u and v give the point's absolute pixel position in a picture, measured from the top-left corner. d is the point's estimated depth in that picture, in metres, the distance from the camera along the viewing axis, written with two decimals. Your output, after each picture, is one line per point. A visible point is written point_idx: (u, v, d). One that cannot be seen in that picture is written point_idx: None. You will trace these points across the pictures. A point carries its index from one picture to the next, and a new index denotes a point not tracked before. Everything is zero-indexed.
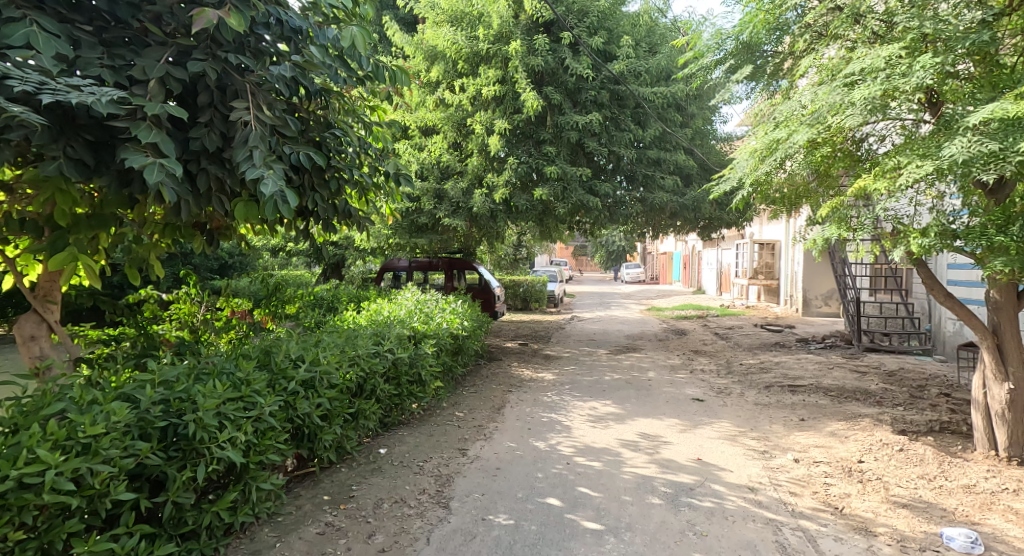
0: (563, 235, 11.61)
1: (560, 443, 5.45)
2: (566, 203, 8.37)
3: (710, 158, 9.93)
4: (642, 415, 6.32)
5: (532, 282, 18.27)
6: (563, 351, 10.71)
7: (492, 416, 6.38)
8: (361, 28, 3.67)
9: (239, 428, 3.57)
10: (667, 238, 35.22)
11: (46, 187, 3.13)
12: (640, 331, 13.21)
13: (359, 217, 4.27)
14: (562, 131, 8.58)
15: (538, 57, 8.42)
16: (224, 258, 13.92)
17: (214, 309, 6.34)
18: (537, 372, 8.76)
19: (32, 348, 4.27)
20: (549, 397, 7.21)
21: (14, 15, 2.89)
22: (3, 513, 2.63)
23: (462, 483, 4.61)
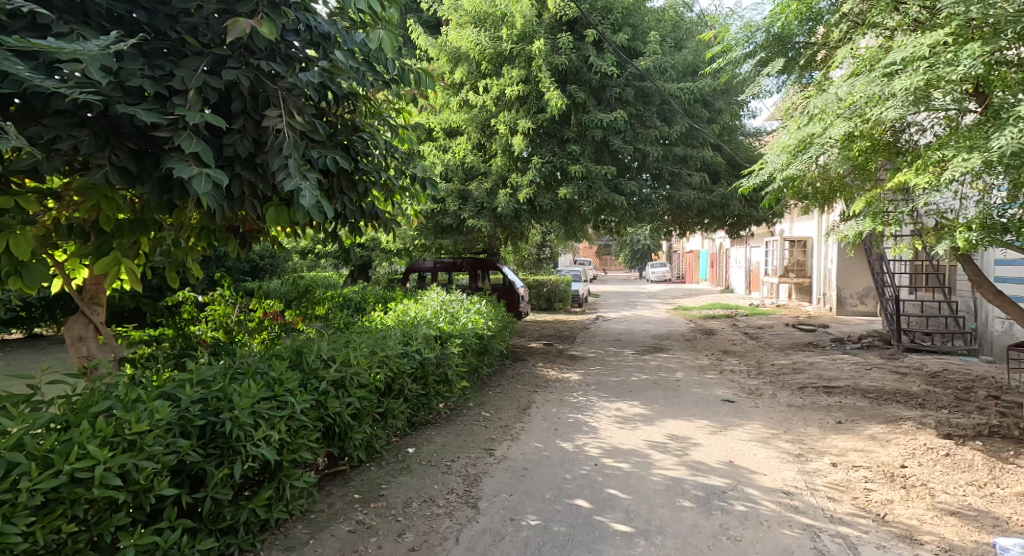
0: (588, 235, 11.53)
1: (587, 444, 5.39)
2: (591, 202, 8.30)
3: (739, 154, 9.77)
4: (671, 416, 6.22)
5: (556, 282, 18.18)
6: (589, 351, 10.65)
7: (518, 416, 6.35)
8: (389, 31, 3.65)
9: (273, 427, 3.59)
10: (694, 237, 34.85)
11: (92, 194, 3.21)
12: (667, 331, 13.08)
13: (386, 219, 4.28)
14: (586, 130, 8.50)
15: (562, 55, 8.35)
16: (255, 260, 14.20)
17: (248, 310, 6.46)
18: (563, 372, 8.69)
19: (80, 348, 4.40)
20: (575, 397, 7.16)
21: (62, 30, 2.94)
22: (56, 506, 2.65)
23: (490, 483, 4.59)
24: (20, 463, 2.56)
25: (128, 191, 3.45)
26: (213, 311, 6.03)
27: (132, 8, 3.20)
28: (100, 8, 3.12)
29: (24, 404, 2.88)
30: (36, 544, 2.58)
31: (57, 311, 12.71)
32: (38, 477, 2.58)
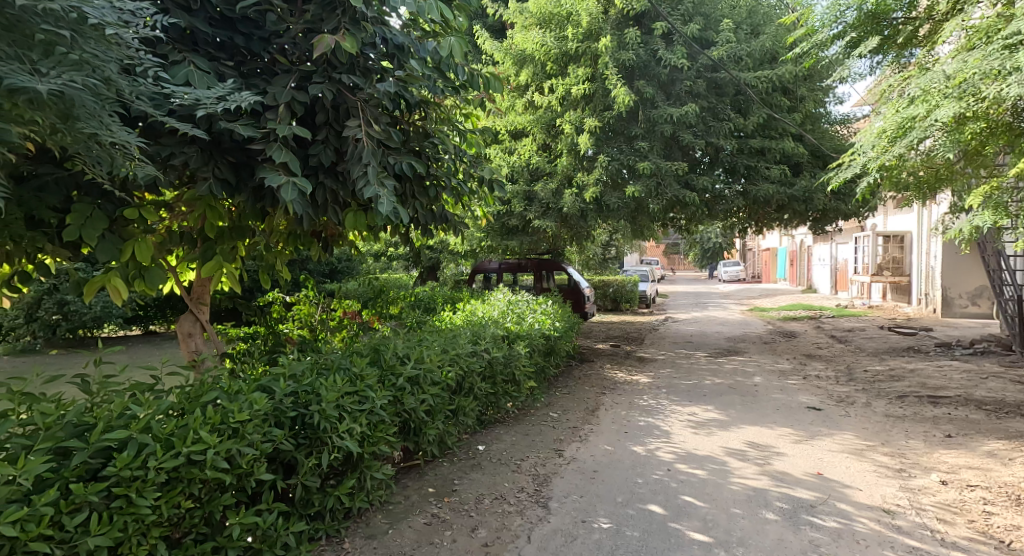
0: (658, 235, 11.21)
1: (659, 448, 5.16)
2: (660, 200, 8.03)
3: (824, 143, 9.15)
4: (749, 423, 5.88)
5: (623, 282, 17.82)
6: (659, 352, 10.34)
7: (587, 418, 6.18)
8: (460, 38, 3.56)
9: (355, 420, 3.61)
10: (773, 234, 33.48)
11: (199, 206, 3.42)
12: (744, 332, 12.55)
13: (455, 221, 4.25)
14: (654, 125, 8.20)
15: (630, 51, 8.12)
16: (331, 263, 14.71)
17: (330, 310, 6.64)
18: (632, 374, 8.44)
19: (190, 344, 4.80)
20: (646, 400, 6.91)
21: (175, 58, 3.11)
22: (175, 484, 2.73)
23: (561, 483, 4.45)
24: (148, 444, 2.65)
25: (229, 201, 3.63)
26: (297, 311, 6.21)
27: (231, 33, 3.35)
28: (206, 36, 3.28)
29: (147, 392, 3.04)
30: (159, 518, 2.69)
31: (168, 311, 13.78)
32: (163, 457, 2.66)
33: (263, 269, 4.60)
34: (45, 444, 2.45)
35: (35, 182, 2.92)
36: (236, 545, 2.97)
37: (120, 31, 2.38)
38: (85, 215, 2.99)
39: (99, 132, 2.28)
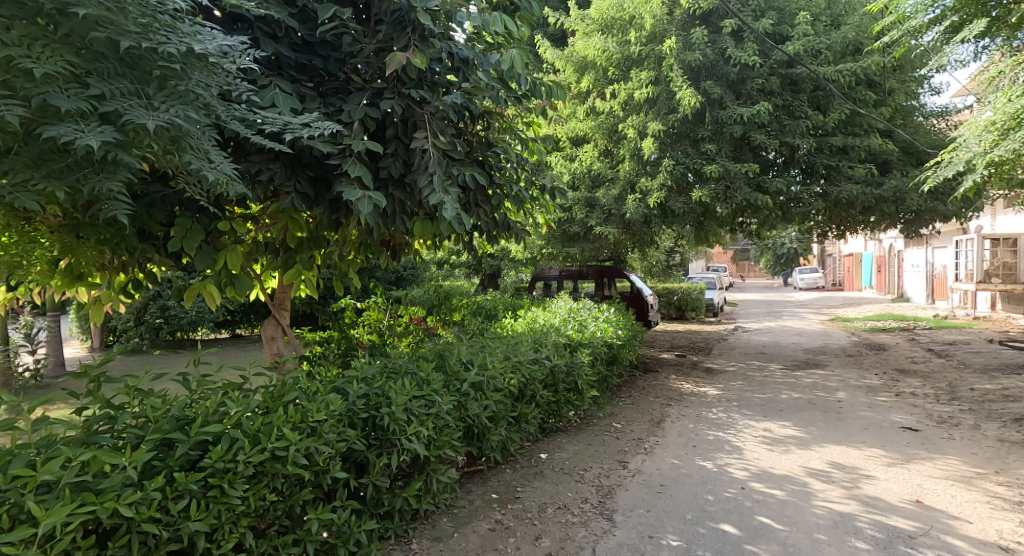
0: (726, 241, 10.96)
1: (730, 465, 5.07)
2: (728, 204, 7.87)
3: (918, 139, 8.75)
4: (832, 442, 5.69)
5: (688, 289, 17.47)
6: (728, 363, 10.11)
7: (652, 429, 6.14)
8: (522, 50, 3.61)
9: (423, 423, 3.74)
10: (858, 240, 31.97)
11: (280, 218, 3.63)
12: (824, 345, 12.07)
13: (519, 229, 4.33)
14: (723, 127, 8.04)
15: (696, 51, 8.03)
16: (398, 271, 15.23)
17: (396, 316, 6.90)
18: (700, 386, 8.30)
19: (273, 346, 5.12)
20: (714, 413, 6.79)
21: (262, 82, 3.31)
22: (260, 478, 2.92)
23: (625, 496, 4.45)
24: (238, 438, 2.85)
25: (307, 213, 3.84)
26: (367, 316, 6.47)
27: (311, 56, 3.59)
28: (290, 61, 3.52)
29: (237, 390, 3.28)
30: (248, 508, 2.86)
31: (252, 316, 14.57)
32: (250, 452, 2.85)
33: (337, 277, 4.83)
34: (153, 435, 2.67)
35: (144, 198, 3.21)
36: (314, 538, 3.14)
37: (219, 62, 2.55)
38: (185, 228, 3.26)
39: (203, 158, 2.46)
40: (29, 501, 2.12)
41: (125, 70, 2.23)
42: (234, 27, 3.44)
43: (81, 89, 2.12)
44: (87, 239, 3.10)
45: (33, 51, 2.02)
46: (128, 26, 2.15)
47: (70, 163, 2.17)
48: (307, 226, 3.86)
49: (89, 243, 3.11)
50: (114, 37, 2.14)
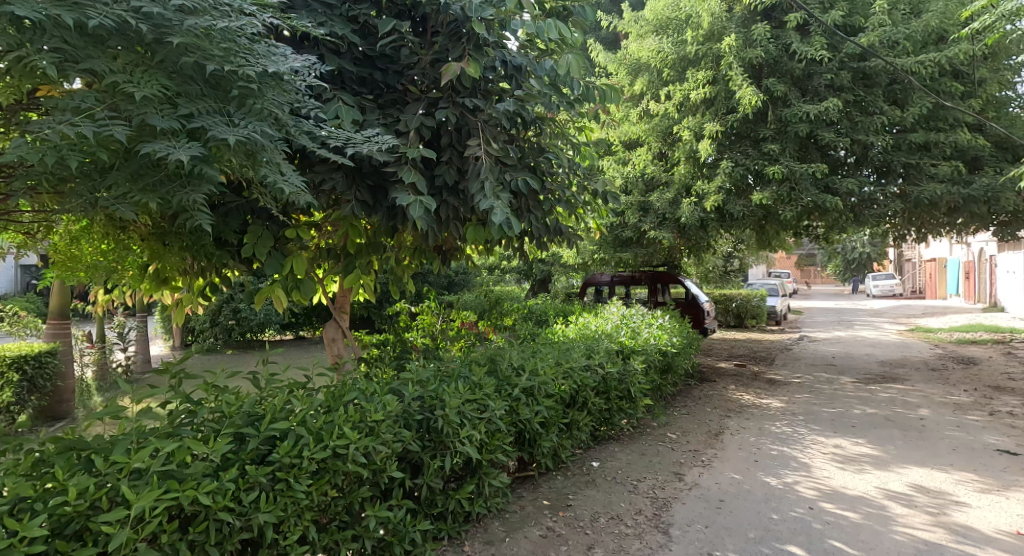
0: (789, 246, 10.63)
1: (798, 483, 4.92)
2: (793, 206, 7.59)
3: (1014, 132, 8.00)
4: (914, 462, 5.40)
5: (748, 296, 17.01)
6: (793, 375, 9.80)
7: (710, 441, 6.06)
8: (576, 54, 3.63)
9: (475, 427, 3.85)
10: (940, 244, 30.27)
11: (341, 225, 3.81)
12: (903, 358, 11.50)
13: (570, 233, 4.40)
14: (787, 126, 7.79)
15: (757, 48, 7.79)
16: (450, 276, 15.61)
17: (448, 320, 7.07)
18: (761, 398, 8.10)
19: (334, 347, 5.34)
20: (777, 427, 6.62)
21: (327, 97, 3.49)
22: (323, 474, 3.07)
23: (681, 510, 4.40)
24: (303, 436, 3.01)
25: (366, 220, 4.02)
26: (421, 320, 6.66)
27: (371, 70, 3.75)
28: (352, 75, 3.68)
29: (302, 389, 3.46)
30: (311, 502, 3.00)
31: (314, 319, 15.11)
32: (314, 448, 3.00)
33: (393, 282, 5.01)
34: (227, 430, 2.85)
35: (220, 207, 3.44)
36: (372, 535, 3.26)
37: (289, 80, 2.72)
38: (257, 235, 3.47)
39: (274, 171, 2.61)
40: (122, 485, 2.31)
41: (209, 91, 2.43)
42: (301, 45, 3.63)
43: (172, 109, 2.31)
44: (171, 245, 3.35)
45: (133, 74, 2.22)
46: (214, 50, 2.34)
47: (161, 176, 2.37)
48: (366, 233, 4.02)
49: (172, 248, 3.36)
50: (201, 60, 2.33)
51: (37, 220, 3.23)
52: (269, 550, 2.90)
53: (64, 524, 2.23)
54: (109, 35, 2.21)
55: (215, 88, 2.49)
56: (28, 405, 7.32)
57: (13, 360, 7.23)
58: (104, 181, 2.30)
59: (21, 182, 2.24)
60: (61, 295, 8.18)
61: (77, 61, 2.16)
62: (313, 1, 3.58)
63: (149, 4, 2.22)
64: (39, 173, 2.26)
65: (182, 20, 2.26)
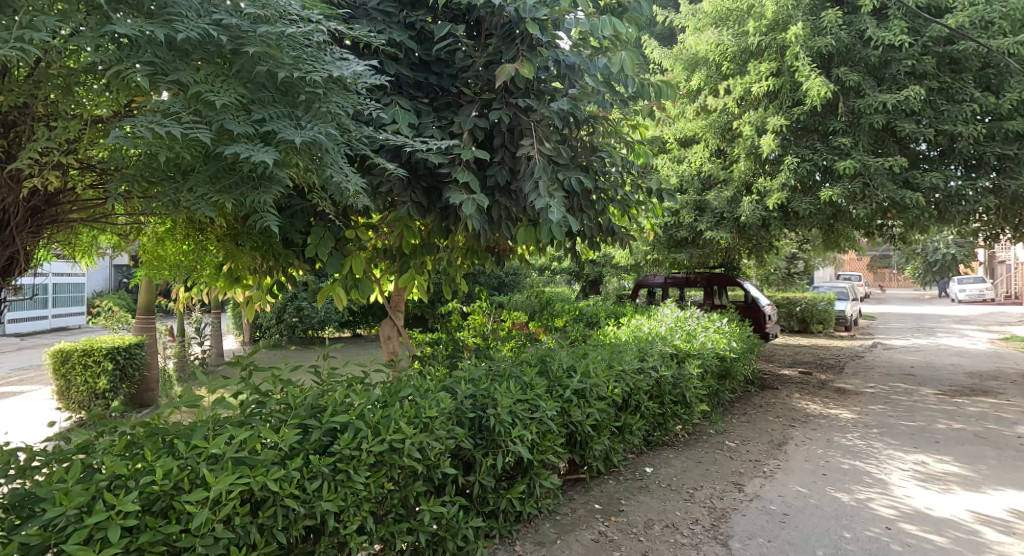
0: (861, 247, 10.20)
1: (873, 500, 4.73)
2: (867, 203, 7.23)
3: None
4: (1008, 484, 5.09)
5: (813, 300, 16.41)
6: (865, 385, 9.43)
7: (772, 452, 5.93)
8: (632, 51, 3.64)
9: (527, 426, 3.92)
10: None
11: (397, 226, 3.94)
12: (995, 370, 10.85)
13: (623, 233, 4.44)
14: (860, 118, 7.44)
15: (827, 36, 7.42)
16: (500, 277, 15.88)
17: (500, 320, 7.15)
18: (829, 408, 7.85)
19: (389, 345, 5.50)
20: (846, 440, 6.42)
21: (385, 100, 3.62)
22: (381, 466, 3.19)
23: (742, 522, 4.34)
24: (362, 429, 3.14)
25: (420, 221, 4.13)
26: (472, 320, 6.78)
27: (427, 74, 3.86)
28: (409, 80, 3.81)
29: (359, 384, 3.60)
30: (369, 494, 3.12)
31: (370, 317, 15.52)
32: (372, 441, 3.13)
33: (446, 282, 5.13)
34: (293, 420, 3.01)
35: (287, 209, 3.63)
36: (426, 529, 3.37)
37: (350, 85, 2.84)
38: (319, 236, 3.63)
39: (336, 173, 2.74)
40: (202, 467, 2.49)
41: (279, 97, 2.58)
42: (362, 52, 3.77)
43: (247, 115, 2.46)
44: (243, 245, 3.56)
45: (213, 83, 2.39)
46: (283, 57, 2.49)
47: (236, 179, 2.53)
48: (420, 234, 4.15)
49: (244, 248, 3.57)
50: (273, 69, 2.48)
51: (129, 222, 3.49)
52: (331, 538, 3.02)
53: (152, 501, 2.41)
54: (193, 48, 2.39)
55: (285, 95, 2.64)
56: (119, 392, 7.90)
57: (108, 350, 7.83)
58: (185, 184, 2.48)
59: (117, 185, 2.44)
60: (147, 293, 8.75)
61: (165, 73, 2.34)
62: (373, 10, 3.72)
63: (227, 18, 2.38)
64: (132, 176, 2.45)
65: (256, 30, 2.42)
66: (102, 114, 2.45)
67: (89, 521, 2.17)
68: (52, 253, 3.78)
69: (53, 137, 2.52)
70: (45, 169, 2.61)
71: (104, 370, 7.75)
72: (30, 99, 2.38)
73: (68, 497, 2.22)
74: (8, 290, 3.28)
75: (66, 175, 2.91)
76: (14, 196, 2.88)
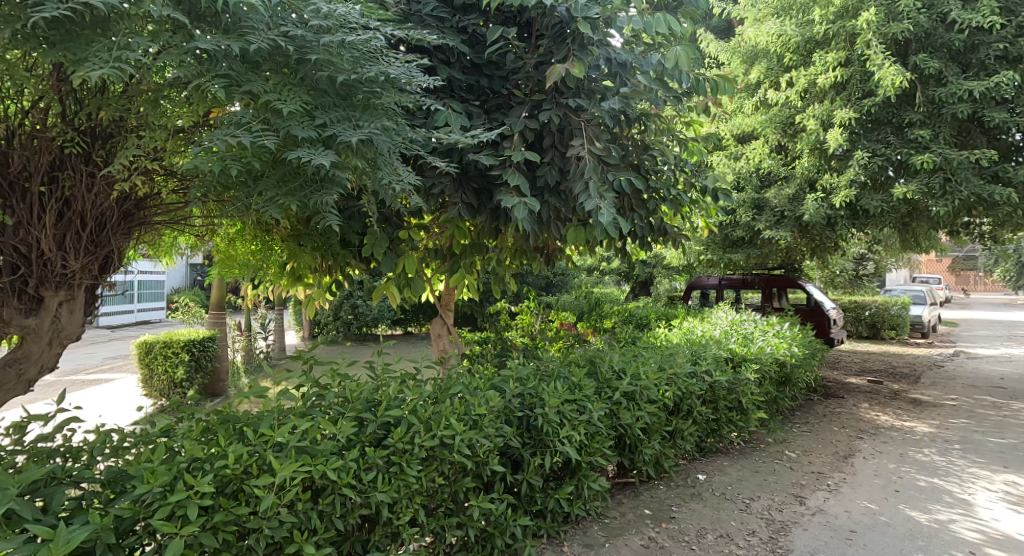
0: (943, 247, 9.68)
1: (955, 522, 4.55)
2: (948, 200, 6.84)
3: None
4: None
5: (885, 304, 15.75)
6: (944, 397, 9.01)
7: (837, 465, 5.77)
8: (686, 47, 3.57)
9: (575, 428, 3.96)
10: None
11: (449, 226, 4.04)
12: None
13: (675, 233, 4.44)
14: (941, 108, 7.10)
15: (903, 21, 7.03)
16: (549, 277, 15.94)
17: (548, 320, 7.20)
18: (904, 420, 7.55)
19: (440, 343, 5.63)
20: (921, 455, 6.17)
21: (438, 104, 3.72)
22: (432, 461, 3.29)
23: (804, 536, 4.26)
24: (415, 424, 3.25)
25: (471, 222, 4.22)
26: (520, 319, 6.84)
27: (479, 77, 3.95)
28: (462, 84, 3.91)
29: (411, 380, 3.71)
30: (421, 487, 3.22)
31: (422, 315, 15.82)
32: (424, 436, 3.23)
33: (495, 281, 5.22)
34: (351, 413, 3.15)
35: (345, 211, 3.79)
36: (476, 524, 3.45)
37: (405, 90, 2.94)
38: (375, 237, 3.77)
39: (392, 176, 2.86)
40: (270, 454, 2.64)
41: (339, 101, 2.70)
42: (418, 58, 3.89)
43: (310, 121, 2.60)
44: (305, 245, 3.74)
45: (281, 92, 2.53)
46: (344, 64, 2.61)
47: (300, 181, 2.67)
48: (471, 234, 4.24)
49: (306, 248, 3.75)
50: (334, 74, 2.61)
51: (205, 223, 3.72)
52: (385, 528, 3.14)
53: (225, 484, 2.58)
54: (264, 60, 2.55)
55: (346, 100, 2.76)
56: (194, 382, 8.37)
57: (185, 343, 8.24)
58: (256, 187, 2.64)
59: (195, 191, 2.63)
60: (219, 289, 9.18)
61: (239, 83, 2.50)
62: (427, 16, 3.83)
63: (293, 29, 2.53)
64: (209, 183, 2.64)
65: (319, 39, 2.55)
66: (184, 123, 2.65)
67: (171, 498, 2.35)
68: (138, 253, 4.06)
69: (141, 148, 2.76)
70: (134, 175, 2.85)
71: (182, 361, 8.17)
72: (124, 113, 2.65)
73: (154, 475, 2.41)
74: (103, 286, 3.57)
75: (152, 181, 3.15)
76: (108, 201, 3.13)
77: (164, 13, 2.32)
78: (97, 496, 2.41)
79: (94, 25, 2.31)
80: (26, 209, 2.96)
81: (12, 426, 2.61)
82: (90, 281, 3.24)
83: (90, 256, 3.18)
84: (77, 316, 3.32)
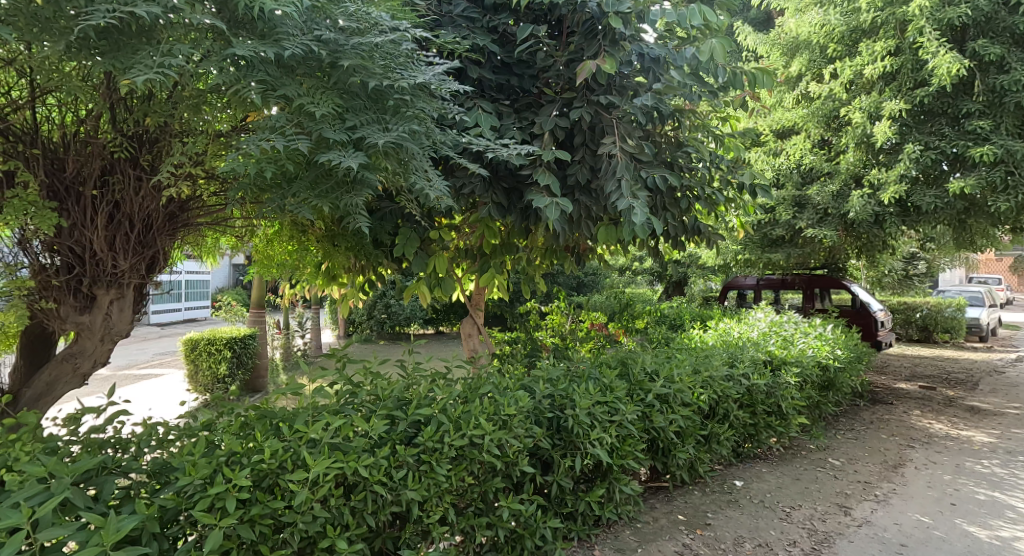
0: (1003, 244, 9.27)
1: (1018, 539, 4.37)
2: (1010, 195, 6.57)
3: None
4: None
5: (938, 305, 15.23)
6: (1006, 405, 8.66)
7: (886, 475, 5.62)
8: (722, 39, 3.51)
9: (606, 430, 3.95)
10: None
11: (478, 226, 4.07)
12: None
13: (710, 233, 4.39)
14: (1002, 97, 6.79)
15: (959, 6, 6.75)
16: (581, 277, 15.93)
17: (579, 320, 7.18)
18: (958, 429, 7.31)
19: (470, 341, 5.66)
20: (980, 467, 5.96)
21: (468, 104, 3.74)
22: (462, 460, 3.31)
23: (849, 549, 4.16)
24: (444, 422, 3.28)
25: (500, 221, 4.23)
26: (551, 319, 6.84)
27: (508, 76, 3.97)
28: (491, 83, 3.94)
29: (442, 379, 3.74)
30: (451, 486, 3.25)
31: (454, 314, 15.91)
32: (454, 435, 3.26)
33: (525, 280, 5.23)
34: (382, 411, 3.20)
35: (377, 212, 3.85)
36: (505, 525, 3.46)
37: (434, 91, 2.97)
38: (406, 236, 3.82)
39: (422, 177, 2.90)
40: (303, 450, 2.71)
41: (371, 103, 2.73)
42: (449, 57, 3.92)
43: (342, 124, 2.64)
44: (339, 245, 3.83)
45: (315, 96, 2.59)
46: (375, 67, 2.65)
47: (331, 183, 2.73)
48: (501, 234, 4.26)
49: (340, 248, 3.83)
50: (366, 78, 2.65)
51: (244, 225, 3.81)
52: (416, 526, 3.19)
53: (261, 478, 2.66)
54: (298, 64, 2.60)
55: (377, 102, 2.80)
56: (236, 379, 8.56)
57: (227, 340, 8.45)
58: (290, 189, 2.70)
59: (235, 193, 2.71)
60: (259, 287, 9.39)
61: (275, 88, 2.57)
62: (458, 17, 3.86)
63: (325, 33, 2.58)
64: (246, 184, 2.72)
65: (351, 43, 2.60)
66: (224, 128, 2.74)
67: (210, 490, 2.42)
68: (183, 254, 4.20)
69: (185, 153, 2.86)
70: (178, 179, 2.94)
71: (224, 358, 8.39)
72: (169, 117, 2.74)
73: (195, 468, 2.49)
74: (150, 286, 3.69)
75: (196, 184, 3.26)
76: (154, 203, 3.24)
77: (205, 22, 2.40)
78: (145, 486, 2.51)
79: (139, 34, 2.39)
80: (80, 211, 3.10)
81: (67, 417, 2.71)
82: (138, 280, 3.35)
83: (138, 256, 3.29)
84: (126, 313, 3.42)
